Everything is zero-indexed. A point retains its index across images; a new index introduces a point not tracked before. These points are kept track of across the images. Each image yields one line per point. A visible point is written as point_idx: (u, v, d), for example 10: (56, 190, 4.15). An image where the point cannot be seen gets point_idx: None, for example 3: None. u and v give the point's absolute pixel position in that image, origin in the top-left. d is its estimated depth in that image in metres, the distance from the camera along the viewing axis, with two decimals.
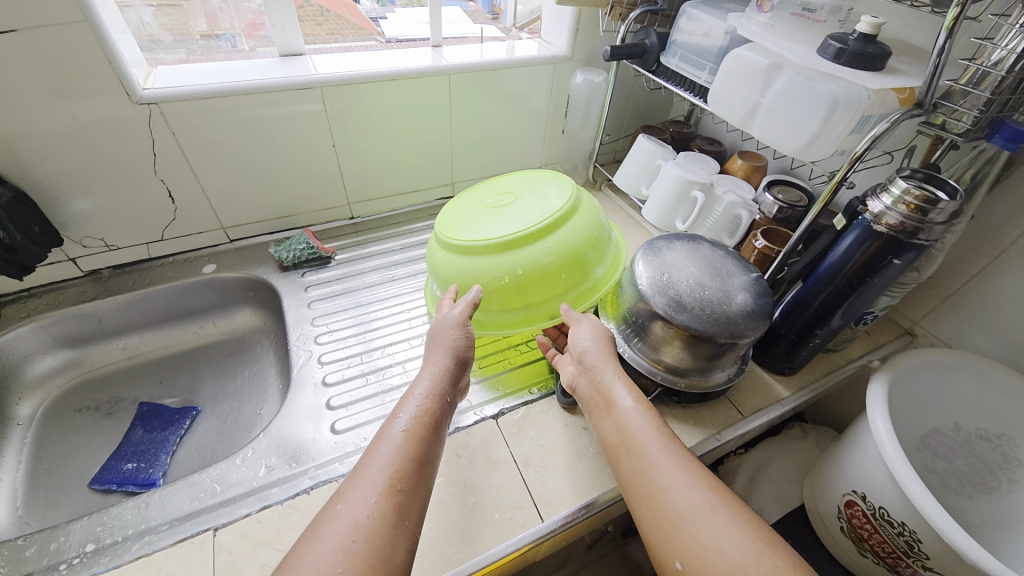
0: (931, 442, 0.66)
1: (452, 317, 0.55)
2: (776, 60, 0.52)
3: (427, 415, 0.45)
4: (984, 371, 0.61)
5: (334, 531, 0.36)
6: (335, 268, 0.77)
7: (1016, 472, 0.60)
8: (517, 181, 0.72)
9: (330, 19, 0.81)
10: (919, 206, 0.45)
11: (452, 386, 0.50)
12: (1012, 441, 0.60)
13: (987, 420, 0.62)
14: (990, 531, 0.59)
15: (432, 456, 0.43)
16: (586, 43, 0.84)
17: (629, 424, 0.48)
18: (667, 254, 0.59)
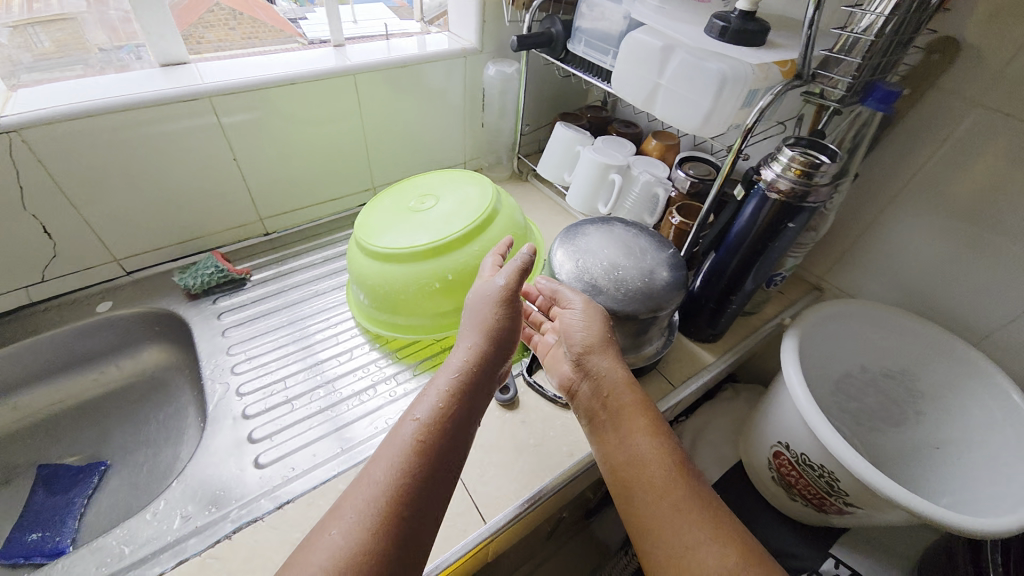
0: (845, 385, 0.73)
1: (498, 287, 0.48)
2: (668, 41, 0.53)
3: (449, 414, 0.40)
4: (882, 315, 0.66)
5: (315, 560, 0.33)
6: (252, 290, 0.72)
7: (921, 404, 0.67)
8: (435, 182, 0.70)
9: (243, 22, 0.78)
10: (804, 171, 0.48)
11: (483, 377, 0.44)
12: (911, 375, 0.67)
13: (890, 359, 0.69)
14: (903, 461, 0.67)
15: (451, 469, 0.39)
16: (495, 34, 0.82)
17: (646, 460, 0.46)
18: (582, 240, 0.60)
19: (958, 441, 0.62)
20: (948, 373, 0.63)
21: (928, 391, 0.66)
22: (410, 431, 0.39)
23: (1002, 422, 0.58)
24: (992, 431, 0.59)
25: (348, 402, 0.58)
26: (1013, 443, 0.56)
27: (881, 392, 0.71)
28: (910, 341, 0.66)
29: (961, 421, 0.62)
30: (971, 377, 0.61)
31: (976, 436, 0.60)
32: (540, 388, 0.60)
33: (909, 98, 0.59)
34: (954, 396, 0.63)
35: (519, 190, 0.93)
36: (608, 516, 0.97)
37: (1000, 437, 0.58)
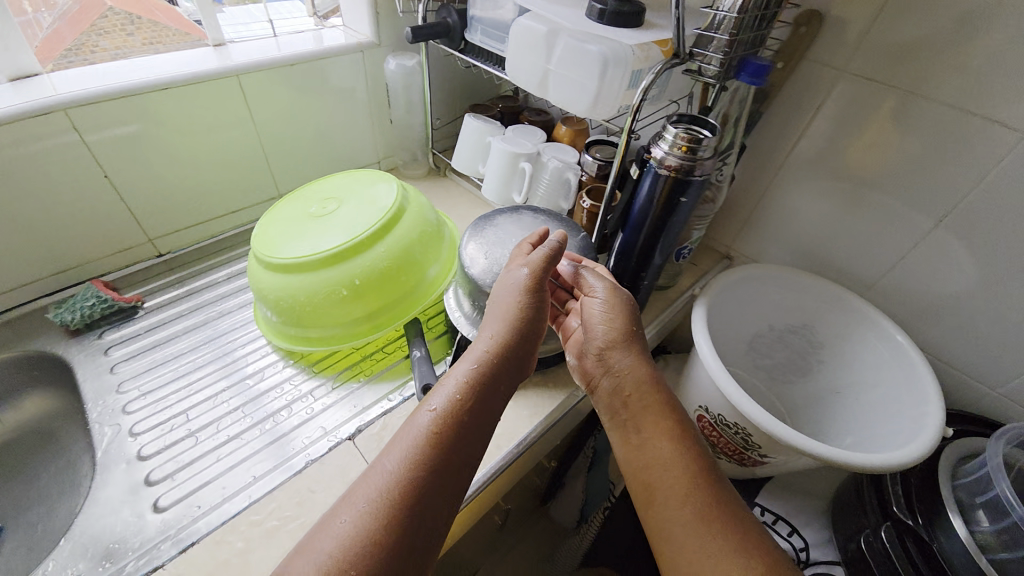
0: (758, 343, 0.79)
1: (522, 278, 0.48)
2: (552, 26, 0.53)
3: (467, 401, 0.41)
4: (782, 275, 0.71)
5: (320, 550, 0.34)
6: (144, 319, 0.67)
7: (821, 353, 0.73)
8: (339, 183, 0.67)
9: (142, 26, 0.75)
10: (688, 147, 0.50)
11: (506, 369, 0.44)
12: (811, 328, 0.73)
13: (793, 316, 0.74)
14: (811, 407, 0.74)
15: (469, 459, 0.40)
16: (391, 27, 0.80)
17: (666, 461, 0.46)
18: (490, 230, 0.60)
19: (856, 381, 0.69)
20: (842, 321, 0.70)
21: (827, 340, 0.72)
22: (426, 420, 0.40)
23: (889, 359, 0.64)
24: (883, 368, 0.65)
25: (258, 428, 0.55)
26: (900, 376, 0.62)
27: (789, 347, 0.77)
28: (807, 297, 0.72)
29: (857, 361, 0.69)
30: (861, 322, 0.67)
31: (871, 374, 0.66)
32: None
33: (784, 71, 0.62)
34: (849, 340, 0.69)
35: (438, 186, 0.91)
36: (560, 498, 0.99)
37: (889, 373, 0.64)
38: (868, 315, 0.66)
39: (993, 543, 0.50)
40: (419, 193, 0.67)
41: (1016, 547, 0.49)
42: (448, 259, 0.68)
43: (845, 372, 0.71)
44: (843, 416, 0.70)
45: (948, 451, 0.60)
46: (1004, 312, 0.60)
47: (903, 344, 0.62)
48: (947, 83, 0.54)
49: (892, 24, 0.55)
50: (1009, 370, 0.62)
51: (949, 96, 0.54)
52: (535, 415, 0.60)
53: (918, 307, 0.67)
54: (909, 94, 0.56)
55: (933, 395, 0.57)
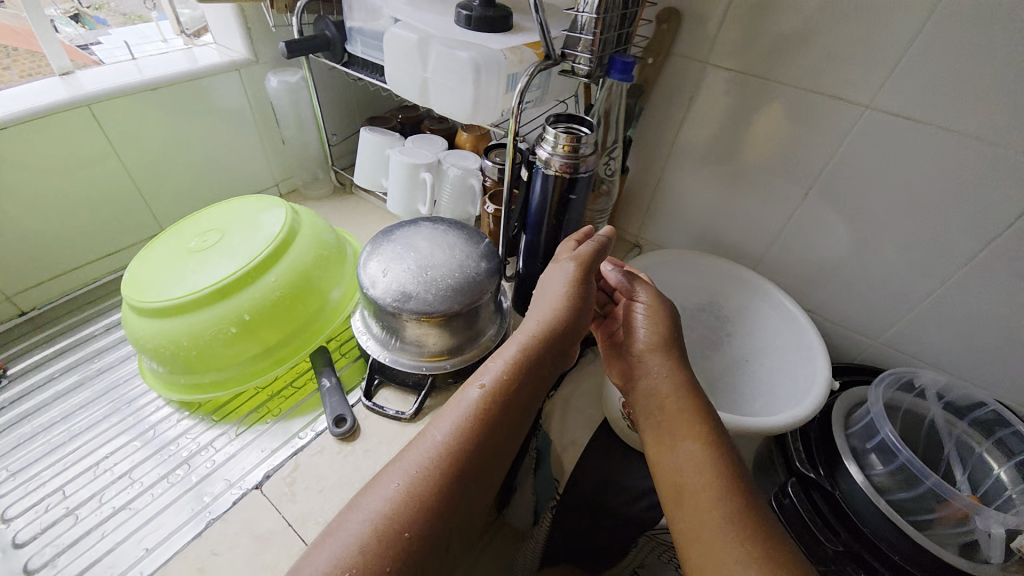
0: None
1: (568, 272, 0.52)
2: (422, 34, 0.52)
3: (512, 384, 0.45)
4: (687, 257, 0.77)
5: (369, 507, 0.39)
6: (8, 389, 0.60)
7: (729, 327, 0.78)
8: (223, 213, 0.63)
9: (19, 57, 0.66)
10: (570, 146, 0.52)
11: (550, 356, 0.48)
12: (716, 304, 0.78)
13: (699, 295, 0.79)
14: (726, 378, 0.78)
15: (504, 441, 0.44)
16: (268, 45, 0.76)
17: (692, 462, 0.47)
18: (387, 248, 0.58)
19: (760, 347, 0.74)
20: (741, 293, 0.75)
21: (732, 314, 0.77)
22: (474, 396, 0.44)
23: (779, 322, 0.72)
24: (777, 332, 0.72)
25: (150, 492, 0.52)
26: (791, 337, 0.69)
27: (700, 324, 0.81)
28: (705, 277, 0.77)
29: (757, 328, 0.74)
30: (756, 293, 0.74)
31: (768, 338, 0.73)
32: (380, 408, 0.58)
33: (654, 65, 0.66)
34: (748, 311, 0.75)
35: (344, 205, 0.88)
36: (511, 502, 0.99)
37: (782, 337, 0.71)
38: (761, 287, 0.73)
39: (890, 484, 0.57)
40: (312, 214, 0.64)
41: (910, 486, 0.55)
42: (352, 279, 0.65)
43: (750, 341, 0.76)
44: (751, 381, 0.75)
45: (839, 402, 0.65)
46: (869, 268, 0.67)
47: (792, 310, 0.70)
48: (792, 70, 0.59)
49: (740, 18, 0.59)
50: (881, 319, 0.70)
51: (796, 81, 0.60)
52: None
53: (802, 272, 0.73)
54: (762, 81, 0.62)
55: (818, 347, 0.64)
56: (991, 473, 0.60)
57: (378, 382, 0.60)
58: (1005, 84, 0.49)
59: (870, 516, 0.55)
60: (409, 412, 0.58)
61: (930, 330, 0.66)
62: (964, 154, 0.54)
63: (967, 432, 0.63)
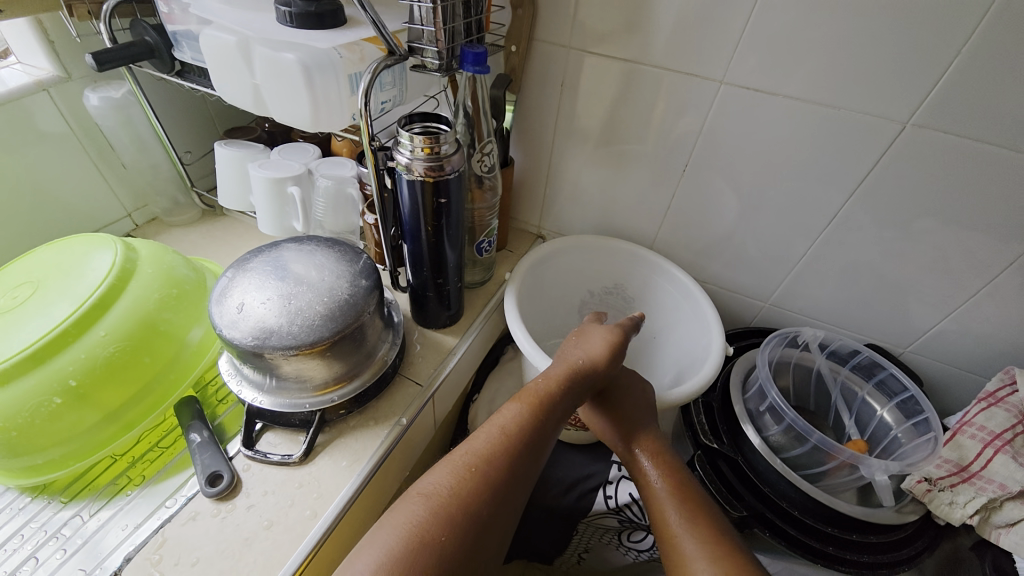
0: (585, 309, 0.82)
1: (600, 333, 0.56)
2: (240, 35, 0.46)
3: (548, 404, 0.48)
4: (589, 243, 0.75)
5: (394, 521, 0.38)
6: None
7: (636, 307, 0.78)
8: (40, 261, 0.53)
9: None
10: (428, 148, 0.48)
11: (568, 401, 0.50)
12: (620, 286, 0.78)
13: (603, 278, 0.78)
14: (638, 356, 0.79)
15: (533, 461, 0.45)
16: (82, 57, 0.65)
17: (678, 531, 0.44)
18: (240, 283, 0.51)
19: (659, 319, 0.76)
20: (639, 273, 0.76)
21: (636, 294, 0.77)
22: (504, 421, 0.46)
23: (675, 295, 0.73)
24: (675, 308, 0.73)
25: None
26: (688, 310, 0.71)
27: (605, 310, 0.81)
28: (603, 259, 0.77)
29: (658, 305, 0.76)
30: (653, 272, 0.74)
31: (669, 314, 0.75)
32: (263, 456, 0.50)
33: (518, 53, 0.64)
34: (647, 289, 0.76)
35: (216, 230, 0.79)
36: None
37: (682, 311, 0.72)
38: (658, 265, 0.73)
39: (785, 443, 0.59)
40: (155, 247, 0.56)
41: (800, 443, 0.58)
42: None
43: (654, 317, 0.77)
44: (658, 354, 0.76)
45: (737, 370, 0.67)
46: (750, 235, 0.69)
47: (684, 282, 0.70)
48: (653, 49, 0.59)
49: None
50: (768, 282, 0.73)
51: (657, 60, 0.59)
52: (357, 464, 0.52)
53: (693, 245, 0.75)
54: (626, 63, 0.61)
55: (713, 318, 0.66)
56: (874, 414, 0.65)
57: (261, 427, 0.53)
58: (836, 48, 0.51)
59: (770, 477, 0.58)
60: (297, 454, 0.50)
61: (810, 286, 0.70)
62: (814, 119, 0.56)
63: (851, 378, 0.67)
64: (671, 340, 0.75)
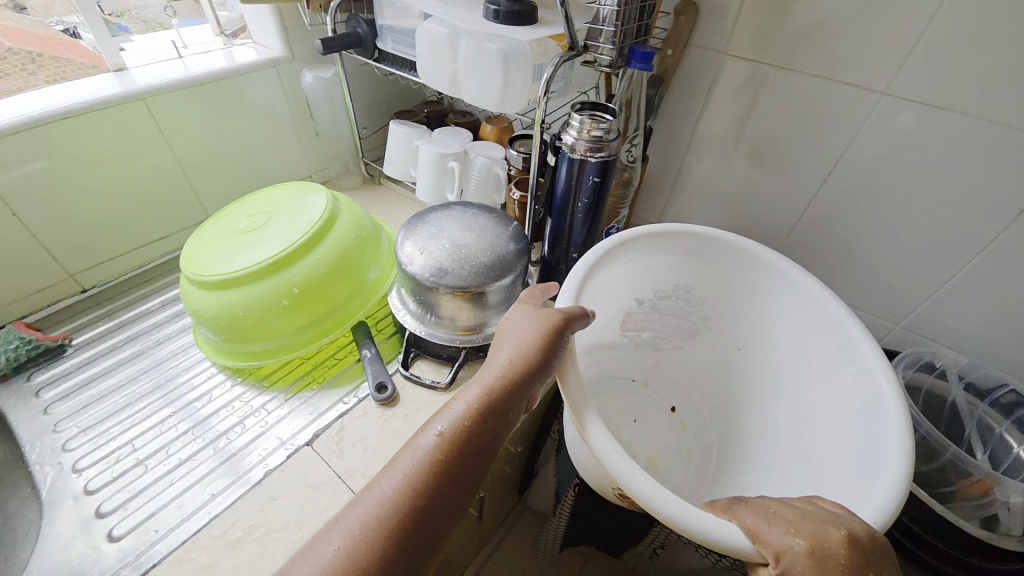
0: (630, 323, 0.64)
1: (532, 323, 0.44)
2: (452, 28, 0.56)
3: (469, 429, 0.39)
4: (675, 231, 0.58)
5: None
6: (76, 355, 0.63)
7: (705, 311, 0.63)
8: (270, 197, 0.67)
9: (44, 63, 0.71)
10: (594, 131, 0.54)
11: (492, 419, 0.40)
12: (688, 287, 0.62)
13: (666, 279, 0.61)
14: (708, 374, 0.66)
15: (456, 499, 0.37)
16: (303, 42, 0.81)
17: None
18: (423, 230, 0.61)
19: (742, 331, 0.61)
20: (722, 267, 0.59)
21: (712, 294, 0.62)
22: (430, 443, 0.38)
23: (784, 296, 0.56)
24: (779, 313, 0.57)
25: (195, 458, 0.53)
26: (807, 316, 0.54)
27: (668, 313, 0.64)
28: (669, 259, 0.60)
29: (752, 309, 0.60)
30: (747, 266, 0.58)
31: (764, 325, 0.59)
32: (417, 378, 0.59)
33: (673, 56, 0.69)
34: (722, 289, 0.60)
35: (375, 195, 0.92)
36: (540, 486, 1.05)
37: (785, 317, 0.57)
38: (770, 264, 0.55)
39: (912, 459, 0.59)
40: (350, 199, 0.68)
41: (930, 460, 0.57)
42: (387, 261, 0.69)
43: (739, 327, 0.62)
44: (747, 377, 0.61)
45: None
46: (886, 252, 0.68)
47: (808, 283, 0.53)
48: (810, 59, 0.61)
49: (757, 8, 0.61)
50: (900, 304, 0.71)
51: (813, 68, 0.61)
52: None
53: (821, 256, 0.75)
54: (781, 71, 0.64)
55: (859, 334, 0.48)
56: (1011, 452, 0.60)
57: (414, 355, 0.63)
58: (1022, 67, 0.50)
59: None
60: (444, 382, 0.59)
61: (951, 314, 0.67)
62: (980, 136, 0.55)
63: (989, 414, 0.63)
64: (772, 356, 0.59)
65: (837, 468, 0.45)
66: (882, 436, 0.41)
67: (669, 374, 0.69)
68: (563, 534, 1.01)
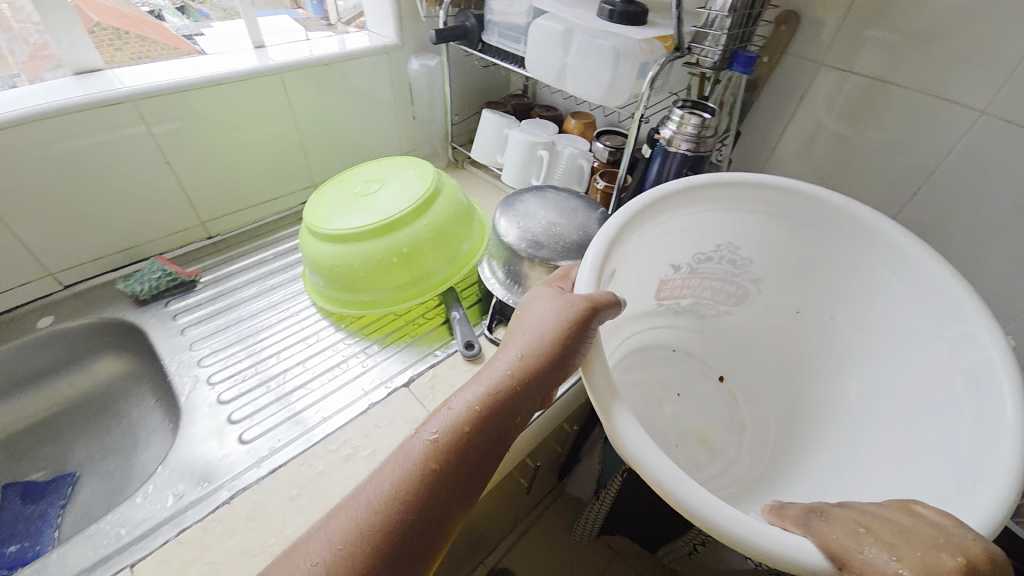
0: (667, 285, 0.65)
1: (548, 312, 0.42)
2: (567, 25, 0.61)
3: (476, 421, 0.36)
4: (743, 184, 0.56)
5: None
6: (203, 291, 0.72)
7: (753, 271, 0.64)
8: (380, 168, 0.74)
9: (130, 41, 0.75)
10: (694, 128, 0.59)
11: (500, 410, 0.37)
12: (734, 246, 0.61)
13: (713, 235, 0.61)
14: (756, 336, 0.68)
15: (461, 495, 0.35)
16: (414, 31, 0.87)
17: None
18: (520, 207, 0.67)
19: (814, 297, 0.61)
20: (778, 224, 0.59)
21: (761, 251, 0.61)
22: (433, 435, 0.36)
23: (856, 250, 0.55)
24: (848, 271, 0.56)
25: (306, 387, 0.60)
26: (889, 270, 0.52)
27: (710, 275, 0.65)
28: (721, 215, 0.59)
29: (806, 264, 0.59)
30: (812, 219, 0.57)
31: (846, 283, 0.57)
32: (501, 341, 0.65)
33: (768, 63, 0.72)
34: (797, 245, 0.59)
35: (458, 178, 0.99)
36: (580, 473, 1.08)
37: (850, 276, 0.56)
38: (862, 220, 0.52)
39: None
40: (450, 177, 0.75)
41: None
42: (478, 236, 0.75)
43: (794, 288, 0.62)
44: (815, 343, 0.61)
45: None
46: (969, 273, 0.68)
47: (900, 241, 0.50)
48: (911, 74, 0.62)
49: (861, 23, 0.63)
50: None
51: (914, 83, 0.62)
52: None
53: None
54: (877, 83, 0.65)
55: (958, 297, 0.45)
56: None
57: (498, 322, 0.68)
58: None
59: None
60: None
61: None
62: None
63: None
64: (827, 311, 0.59)
65: (918, 443, 0.44)
66: (991, 418, 0.38)
67: (722, 342, 0.71)
68: (601, 520, 1.03)
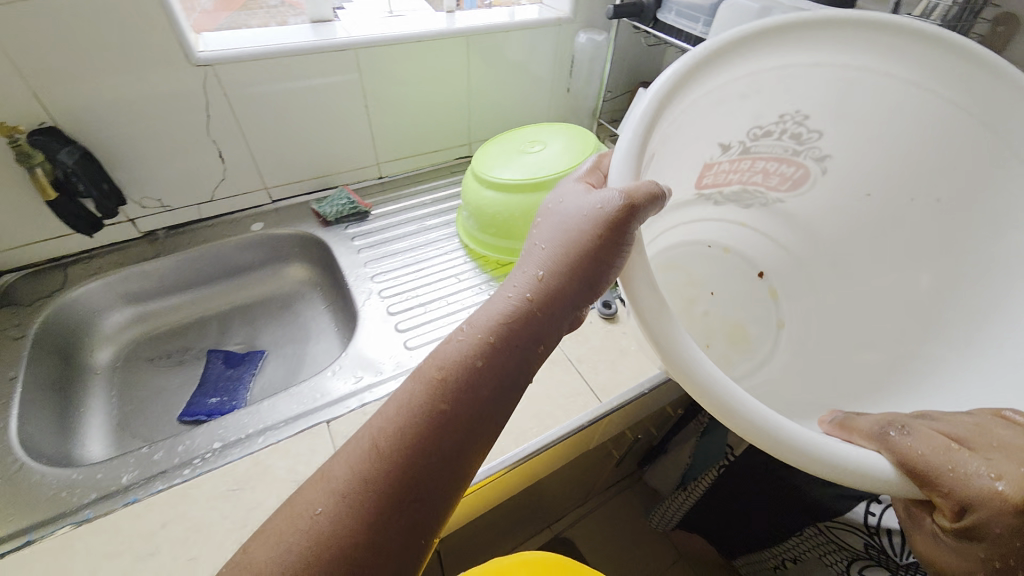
0: (721, 165, 0.59)
1: (569, 220, 0.37)
2: (765, 3, 0.61)
3: (492, 343, 0.33)
4: (833, 28, 0.46)
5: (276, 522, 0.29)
6: (375, 221, 0.83)
7: (821, 144, 0.55)
8: (540, 131, 0.79)
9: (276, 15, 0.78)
10: None
11: (524, 328, 0.34)
12: (805, 116, 0.53)
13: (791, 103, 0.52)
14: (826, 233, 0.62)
15: (481, 419, 0.32)
16: (586, 7, 0.89)
17: None
18: None
19: (904, 178, 0.53)
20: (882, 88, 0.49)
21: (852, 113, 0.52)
22: (444, 357, 0.33)
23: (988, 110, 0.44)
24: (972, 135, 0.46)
25: (458, 315, 0.67)
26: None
27: (765, 155, 0.57)
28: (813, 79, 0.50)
29: (908, 129, 0.50)
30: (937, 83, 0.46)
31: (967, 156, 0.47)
32: None
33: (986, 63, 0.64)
34: (890, 110, 0.50)
35: None
36: (664, 465, 1.07)
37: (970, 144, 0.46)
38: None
39: None
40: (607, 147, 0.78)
41: None
42: None
43: (883, 167, 0.54)
44: (901, 230, 0.54)
45: None
46: None
47: None
48: None
49: None
50: None
51: None
52: None
53: None
54: None
55: None
56: None
57: None
58: None
59: None
60: None
61: None
62: None
63: None
64: (917, 173, 0.52)
65: None
66: None
67: (781, 234, 0.66)
68: (681, 515, 1.02)
